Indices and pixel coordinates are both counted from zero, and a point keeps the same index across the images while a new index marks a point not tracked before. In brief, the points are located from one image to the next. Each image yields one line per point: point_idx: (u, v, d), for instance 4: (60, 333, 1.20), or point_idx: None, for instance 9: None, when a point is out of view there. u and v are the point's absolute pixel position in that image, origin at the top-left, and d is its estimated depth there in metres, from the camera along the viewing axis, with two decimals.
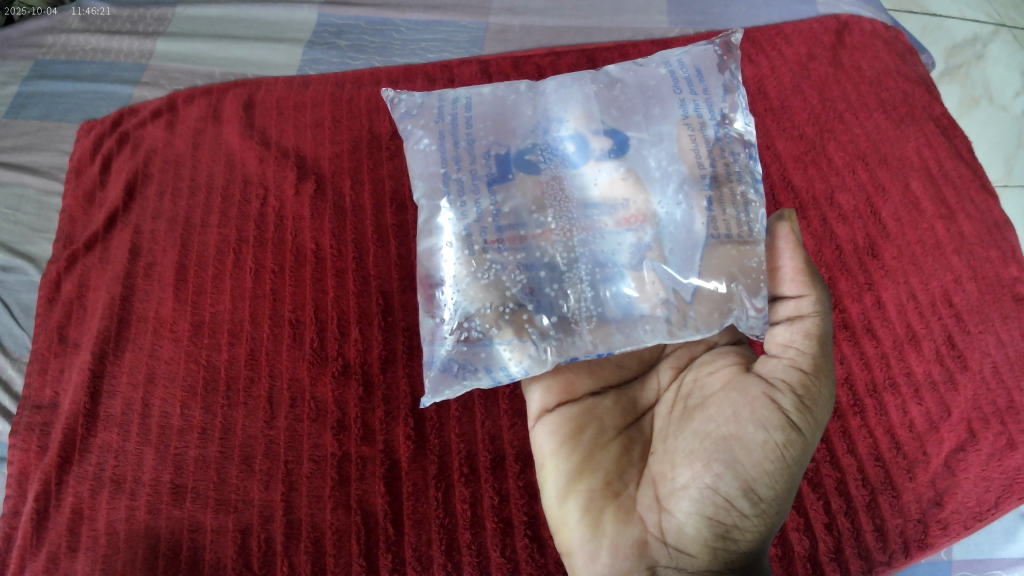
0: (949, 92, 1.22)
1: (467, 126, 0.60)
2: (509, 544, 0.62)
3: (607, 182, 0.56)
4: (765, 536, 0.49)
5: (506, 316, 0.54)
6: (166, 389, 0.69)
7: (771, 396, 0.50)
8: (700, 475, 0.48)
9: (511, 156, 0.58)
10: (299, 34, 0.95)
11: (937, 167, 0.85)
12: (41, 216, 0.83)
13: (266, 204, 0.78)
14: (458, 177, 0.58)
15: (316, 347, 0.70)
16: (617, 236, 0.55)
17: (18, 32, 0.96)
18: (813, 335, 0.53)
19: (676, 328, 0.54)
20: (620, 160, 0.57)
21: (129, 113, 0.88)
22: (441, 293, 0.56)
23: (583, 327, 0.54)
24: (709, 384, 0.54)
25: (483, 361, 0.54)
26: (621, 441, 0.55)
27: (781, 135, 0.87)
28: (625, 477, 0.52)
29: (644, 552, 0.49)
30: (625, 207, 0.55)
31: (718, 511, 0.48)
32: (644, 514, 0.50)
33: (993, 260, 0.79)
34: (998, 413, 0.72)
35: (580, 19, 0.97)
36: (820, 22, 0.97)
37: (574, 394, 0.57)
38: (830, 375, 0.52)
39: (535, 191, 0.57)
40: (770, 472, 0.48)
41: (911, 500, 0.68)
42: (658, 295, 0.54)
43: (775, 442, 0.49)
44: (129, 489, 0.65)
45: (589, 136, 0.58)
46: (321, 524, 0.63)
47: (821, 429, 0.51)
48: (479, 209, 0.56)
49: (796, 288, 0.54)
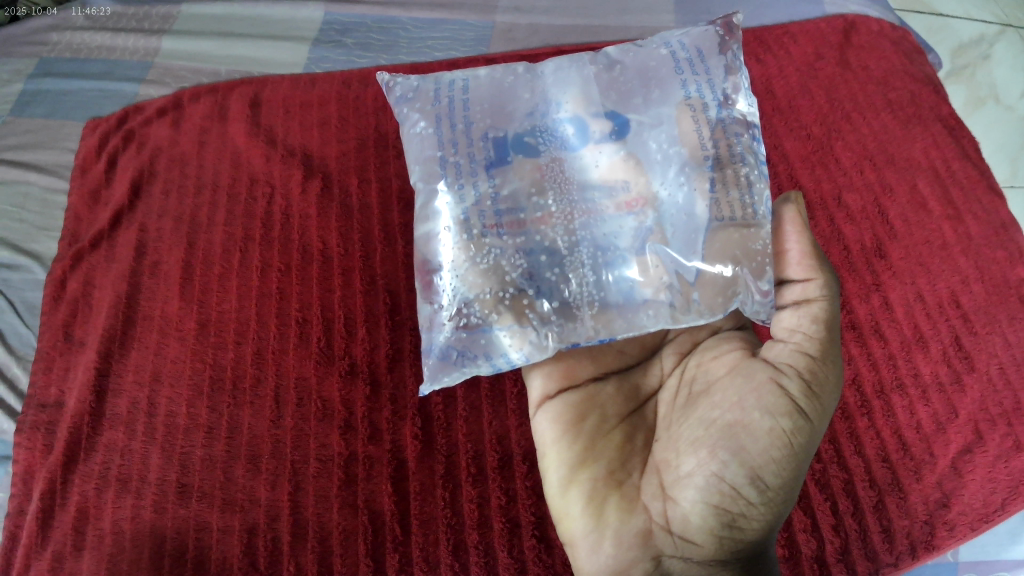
0: (955, 92, 1.21)
1: (464, 109, 0.60)
2: (516, 544, 0.62)
3: (608, 165, 0.56)
4: (771, 525, 0.49)
5: (506, 301, 0.53)
6: (172, 388, 0.69)
7: (777, 382, 0.50)
8: (705, 463, 0.48)
9: (509, 140, 0.58)
10: (305, 33, 0.95)
11: (944, 167, 0.85)
12: (45, 214, 0.83)
13: (272, 202, 0.78)
14: (455, 160, 0.57)
15: (322, 346, 0.69)
16: (618, 220, 0.55)
17: (22, 30, 0.95)
18: (819, 319, 0.53)
19: (679, 313, 0.54)
20: (620, 143, 0.57)
21: (134, 112, 0.87)
22: (438, 278, 0.55)
23: (585, 312, 0.54)
24: (713, 370, 0.53)
25: (483, 347, 0.54)
26: (624, 429, 0.54)
27: (788, 135, 0.86)
28: (628, 466, 0.52)
29: (649, 542, 0.49)
30: (625, 190, 0.55)
31: (724, 499, 0.48)
32: (649, 503, 0.50)
33: (1000, 261, 0.79)
34: (1005, 414, 0.71)
35: (586, 17, 0.97)
36: (827, 22, 0.97)
37: (576, 381, 0.57)
38: (837, 361, 0.52)
39: (533, 174, 0.57)
40: (776, 460, 0.48)
41: (917, 501, 0.68)
42: (661, 279, 0.54)
43: (781, 429, 0.48)
44: (134, 488, 0.64)
45: (588, 120, 0.58)
46: (328, 523, 0.62)
47: (827, 416, 0.51)
48: (477, 192, 0.56)
49: (802, 272, 0.54)
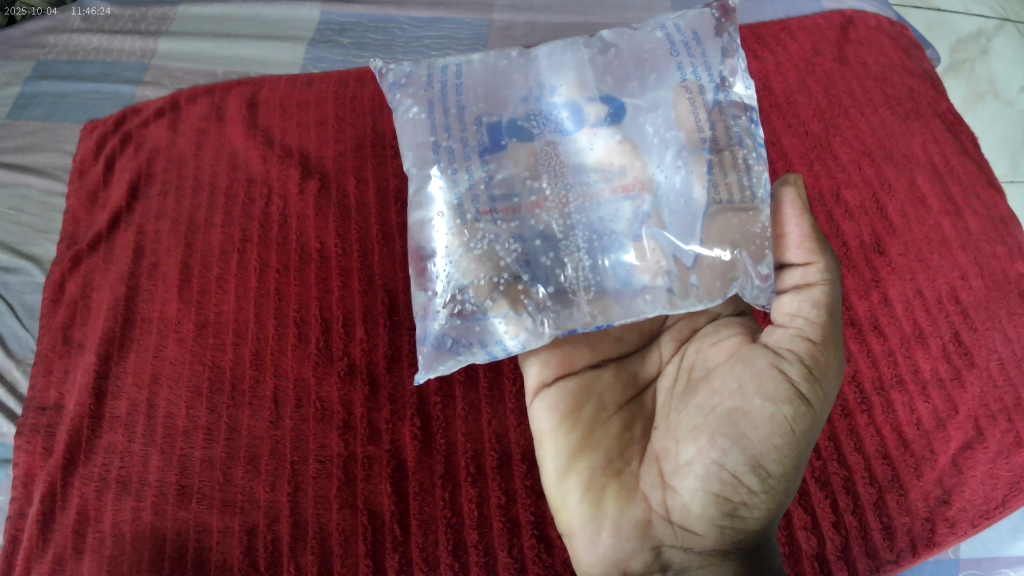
0: (954, 87, 1.21)
1: (458, 94, 0.60)
2: (516, 544, 0.62)
3: (604, 150, 0.56)
4: (773, 514, 0.49)
5: (501, 287, 0.54)
6: (171, 390, 0.68)
7: (778, 367, 0.50)
8: (705, 451, 0.48)
9: (503, 125, 0.58)
10: (302, 33, 0.95)
11: (943, 163, 0.85)
12: (43, 217, 0.83)
13: (269, 203, 0.77)
14: (448, 145, 0.57)
15: (321, 347, 0.69)
16: (614, 204, 0.55)
17: (19, 32, 0.95)
18: (821, 305, 0.52)
19: (677, 299, 0.54)
20: (615, 127, 0.57)
21: (131, 113, 0.87)
22: (432, 265, 0.56)
23: (581, 297, 0.55)
24: (712, 357, 0.53)
25: (477, 335, 0.54)
26: (622, 418, 0.54)
27: (786, 132, 0.86)
28: (626, 455, 0.52)
29: (648, 532, 0.49)
30: (621, 175, 0.56)
31: (724, 488, 0.48)
32: (647, 492, 0.50)
33: (1000, 256, 0.79)
34: (1005, 410, 0.71)
35: (584, 15, 0.97)
36: (825, 17, 0.96)
37: (573, 368, 0.57)
38: (837, 347, 0.51)
39: (528, 159, 0.57)
40: (778, 448, 0.48)
41: (918, 498, 0.68)
42: (659, 264, 0.54)
43: (784, 416, 0.48)
44: (134, 490, 0.64)
45: (584, 104, 0.58)
46: (327, 524, 0.62)
47: (830, 403, 0.51)
48: (471, 178, 0.56)
49: (802, 256, 0.53)
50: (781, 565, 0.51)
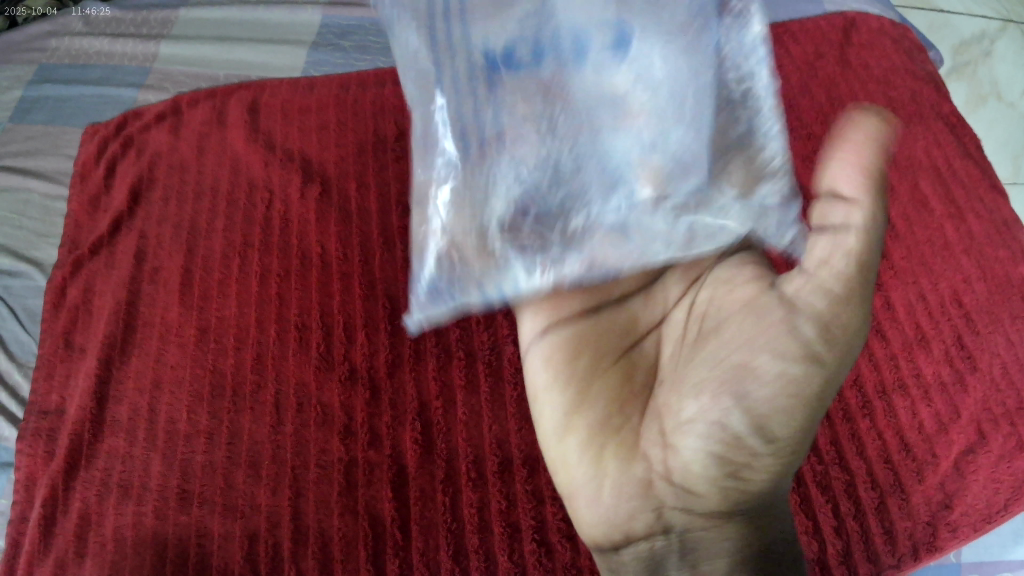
0: (957, 90, 1.20)
1: (449, 9, 0.54)
2: (516, 549, 0.62)
3: (606, 70, 0.51)
4: (783, 476, 0.45)
5: (493, 233, 0.54)
6: (173, 395, 0.69)
7: (792, 320, 0.44)
8: (707, 409, 0.44)
9: (493, 44, 0.53)
10: (303, 37, 0.95)
11: (945, 166, 0.84)
12: (45, 222, 0.83)
13: (271, 207, 0.78)
14: (437, 78, 0.55)
15: (322, 352, 0.69)
16: (615, 135, 0.51)
17: (22, 37, 0.96)
18: (848, 251, 0.44)
19: (681, 241, 0.52)
20: (625, 52, 0.50)
21: (133, 118, 0.87)
22: (428, 211, 0.57)
23: (579, 238, 0.53)
24: (725, 303, 0.48)
25: (469, 282, 0.54)
26: (624, 368, 0.50)
27: (788, 136, 0.86)
28: (627, 410, 0.49)
29: (648, 493, 0.46)
30: (625, 101, 0.51)
31: (729, 449, 0.44)
32: (648, 450, 0.46)
33: (1003, 259, 0.78)
34: (1008, 414, 0.70)
35: None
36: (827, 20, 0.96)
37: (569, 315, 0.53)
38: (866, 295, 0.44)
39: (521, 85, 0.53)
40: (783, 407, 0.44)
41: (920, 502, 0.68)
42: (664, 201, 0.51)
43: (794, 373, 0.44)
44: (136, 495, 0.64)
45: (586, 14, 0.50)
46: (328, 529, 0.62)
47: (855, 354, 0.45)
48: (460, 114, 0.54)
49: (836, 193, 0.44)
50: (791, 522, 0.48)
